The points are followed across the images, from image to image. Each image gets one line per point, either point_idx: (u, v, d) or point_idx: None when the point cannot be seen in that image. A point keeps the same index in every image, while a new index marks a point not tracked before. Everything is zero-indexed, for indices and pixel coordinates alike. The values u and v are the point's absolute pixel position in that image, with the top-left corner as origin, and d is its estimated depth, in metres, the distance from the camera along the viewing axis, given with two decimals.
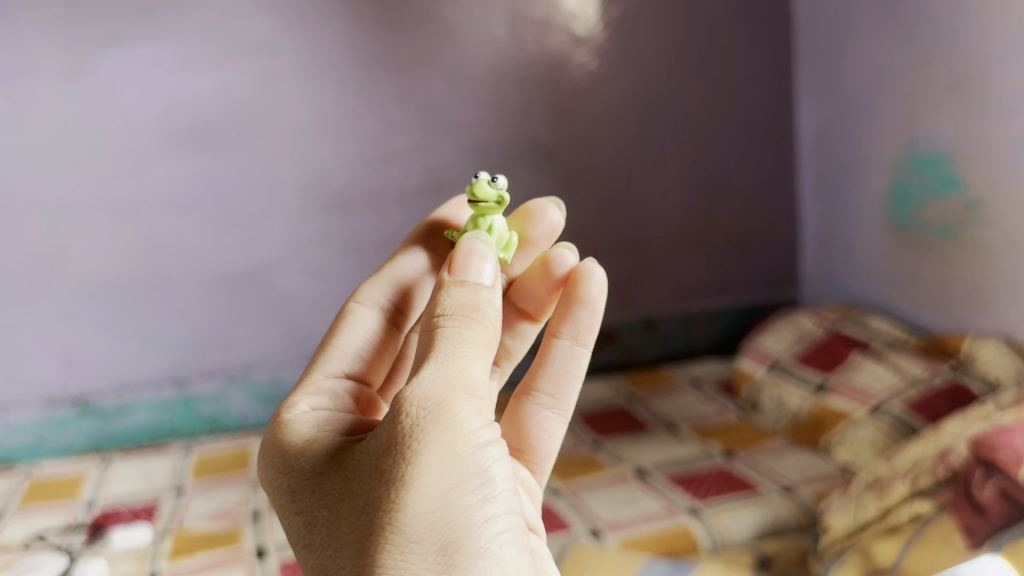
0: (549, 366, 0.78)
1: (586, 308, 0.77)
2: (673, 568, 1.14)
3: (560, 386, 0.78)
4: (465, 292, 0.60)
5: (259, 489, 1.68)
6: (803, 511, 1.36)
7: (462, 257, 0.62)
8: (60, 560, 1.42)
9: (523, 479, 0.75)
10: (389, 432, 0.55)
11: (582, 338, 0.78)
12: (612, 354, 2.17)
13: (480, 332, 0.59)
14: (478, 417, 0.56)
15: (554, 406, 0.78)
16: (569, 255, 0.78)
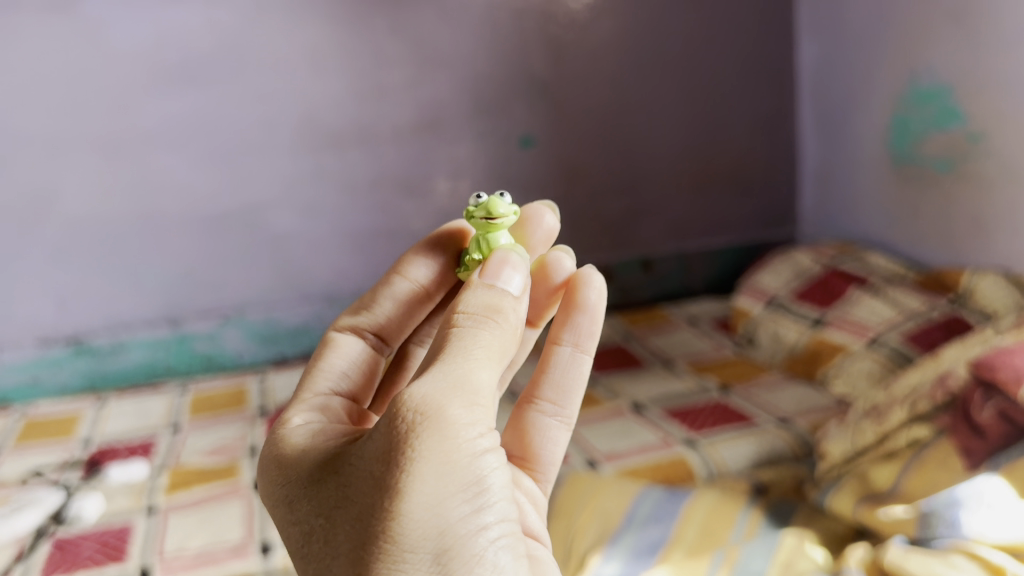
0: (550, 373, 0.72)
1: (586, 313, 0.72)
2: (669, 494, 1.14)
3: (564, 393, 0.72)
4: (490, 295, 0.59)
5: (256, 426, 1.68)
6: (798, 441, 1.36)
7: (494, 265, 0.62)
8: (57, 497, 1.43)
9: (524, 489, 0.69)
10: (383, 440, 0.53)
11: (582, 343, 0.72)
12: (609, 293, 2.17)
13: (496, 336, 0.57)
14: (476, 422, 0.54)
15: (558, 410, 0.72)
16: (566, 260, 0.74)
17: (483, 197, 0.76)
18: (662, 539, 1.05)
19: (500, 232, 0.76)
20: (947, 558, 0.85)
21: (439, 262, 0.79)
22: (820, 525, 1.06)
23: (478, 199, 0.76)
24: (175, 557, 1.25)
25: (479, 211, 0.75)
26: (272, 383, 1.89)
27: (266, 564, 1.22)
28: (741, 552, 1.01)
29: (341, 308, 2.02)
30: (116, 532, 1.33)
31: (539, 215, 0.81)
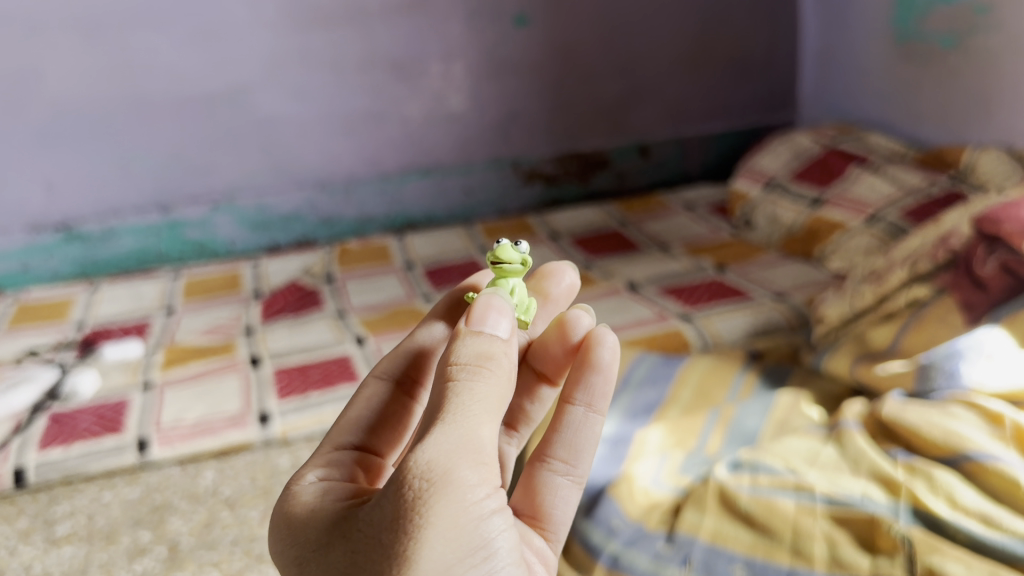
0: (561, 432, 0.62)
1: (599, 372, 0.62)
2: (664, 361, 1.15)
3: (578, 451, 0.63)
4: (480, 341, 0.50)
5: (251, 306, 1.68)
6: (794, 314, 1.36)
7: (478, 307, 0.52)
8: (52, 374, 1.43)
9: (536, 548, 0.59)
10: (391, 504, 0.45)
11: (596, 404, 0.62)
12: (606, 180, 2.18)
13: (492, 386, 0.49)
14: (483, 482, 0.46)
15: (569, 468, 0.62)
16: (586, 317, 0.65)
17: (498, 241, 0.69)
18: (657, 400, 1.07)
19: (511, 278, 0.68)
20: (945, 408, 0.85)
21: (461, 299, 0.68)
22: (816, 386, 1.06)
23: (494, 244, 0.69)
24: (173, 428, 1.26)
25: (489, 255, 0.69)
26: (266, 268, 1.88)
27: (265, 434, 1.24)
28: (736, 410, 1.02)
29: (332, 195, 1.99)
30: (112, 405, 1.33)
31: (561, 272, 0.76)
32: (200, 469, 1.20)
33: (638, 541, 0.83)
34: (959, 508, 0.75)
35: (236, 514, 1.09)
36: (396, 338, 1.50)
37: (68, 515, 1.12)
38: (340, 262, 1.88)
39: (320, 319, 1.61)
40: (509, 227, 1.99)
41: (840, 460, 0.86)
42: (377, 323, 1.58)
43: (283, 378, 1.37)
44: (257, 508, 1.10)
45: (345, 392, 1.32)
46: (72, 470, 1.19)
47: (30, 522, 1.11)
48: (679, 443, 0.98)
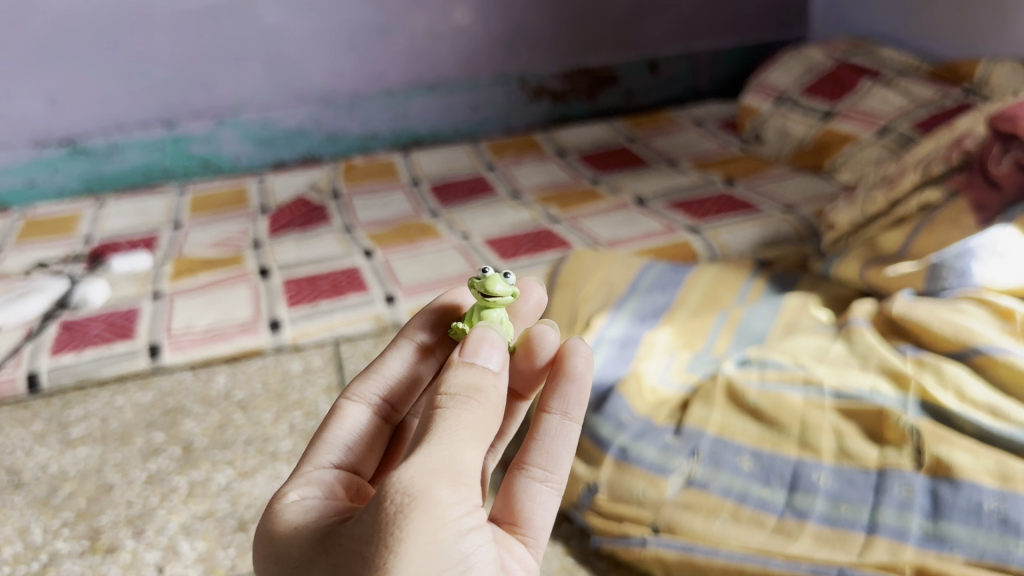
0: (536, 440, 0.54)
1: (573, 381, 0.55)
2: (672, 269, 1.15)
3: (557, 457, 0.54)
4: (470, 373, 0.47)
5: (258, 220, 1.68)
6: (804, 226, 1.35)
7: (473, 341, 0.50)
8: (62, 284, 1.44)
9: (518, 556, 0.50)
10: (372, 519, 0.41)
11: (573, 411, 0.54)
12: (614, 96, 2.17)
13: (479, 416, 0.45)
14: (463, 501, 0.42)
15: (547, 475, 0.54)
16: (551, 332, 0.57)
17: (486, 270, 0.59)
18: (666, 305, 1.08)
19: (499, 311, 0.60)
20: (956, 305, 0.85)
21: (436, 328, 0.61)
22: (825, 289, 1.06)
23: (481, 271, 0.60)
24: (183, 334, 1.27)
25: (477, 286, 0.59)
26: (272, 184, 1.87)
27: (276, 340, 1.25)
28: (744, 313, 1.02)
29: (337, 111, 1.98)
30: (123, 313, 1.34)
31: (528, 287, 0.68)
32: (212, 374, 1.21)
33: (646, 434, 0.85)
34: (967, 402, 0.76)
35: (250, 416, 1.11)
36: (404, 251, 1.50)
37: (81, 417, 1.14)
38: (346, 177, 1.87)
39: (327, 233, 1.61)
40: (517, 144, 1.98)
41: (849, 356, 0.86)
42: (385, 237, 1.57)
43: (293, 288, 1.38)
44: (270, 410, 1.12)
45: (354, 301, 1.33)
46: (85, 374, 1.20)
47: (45, 425, 1.12)
48: (687, 345, 0.99)
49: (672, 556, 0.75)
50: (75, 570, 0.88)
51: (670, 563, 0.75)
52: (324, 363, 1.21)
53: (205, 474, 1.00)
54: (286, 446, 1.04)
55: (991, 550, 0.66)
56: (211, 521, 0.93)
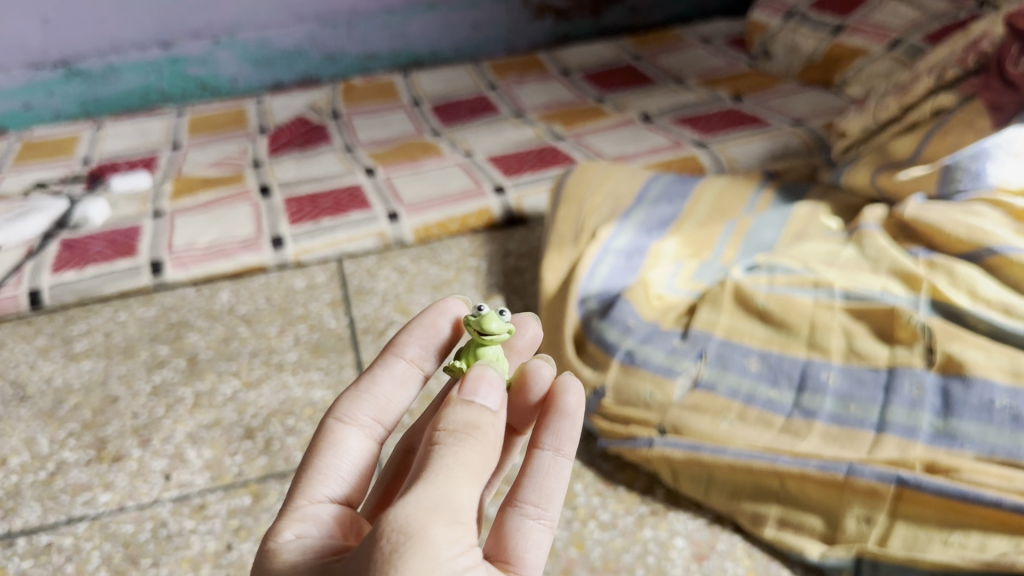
0: (526, 477, 0.49)
1: (565, 417, 0.50)
2: (680, 181, 1.13)
3: (551, 495, 0.48)
4: (469, 410, 0.44)
5: (257, 141, 1.66)
6: (813, 140, 1.33)
7: (471, 379, 0.46)
8: (61, 204, 1.42)
9: None
10: (365, 560, 0.38)
11: (565, 445, 0.49)
12: (618, 14, 2.12)
13: (478, 454, 0.42)
14: (460, 542, 0.39)
15: (540, 513, 0.47)
16: (545, 367, 0.52)
17: (482, 308, 0.56)
18: (673, 216, 1.06)
19: (495, 350, 0.57)
20: (970, 207, 0.84)
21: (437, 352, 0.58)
22: (835, 198, 1.05)
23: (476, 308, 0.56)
24: (185, 251, 1.26)
25: (472, 323, 0.56)
26: (270, 105, 1.84)
27: (279, 258, 1.24)
28: (753, 222, 1.01)
29: (335, 30, 1.93)
30: (124, 231, 1.33)
31: (523, 322, 0.64)
32: (215, 290, 1.20)
33: (652, 339, 0.84)
34: (980, 301, 0.75)
35: (255, 330, 1.10)
36: (406, 169, 1.48)
37: (85, 333, 1.13)
38: (345, 98, 1.84)
39: (327, 153, 1.59)
40: (520, 63, 1.94)
41: (860, 259, 0.85)
42: (386, 156, 1.55)
43: (294, 206, 1.36)
44: (274, 323, 1.11)
45: (357, 218, 1.31)
46: (87, 292, 1.19)
47: (48, 340, 1.12)
48: (694, 254, 0.98)
49: (678, 455, 0.75)
50: (83, 478, 0.88)
51: (677, 462, 0.75)
52: (328, 279, 1.20)
53: (211, 385, 1.00)
54: (292, 357, 1.04)
55: (1001, 446, 0.66)
56: (218, 429, 0.93)
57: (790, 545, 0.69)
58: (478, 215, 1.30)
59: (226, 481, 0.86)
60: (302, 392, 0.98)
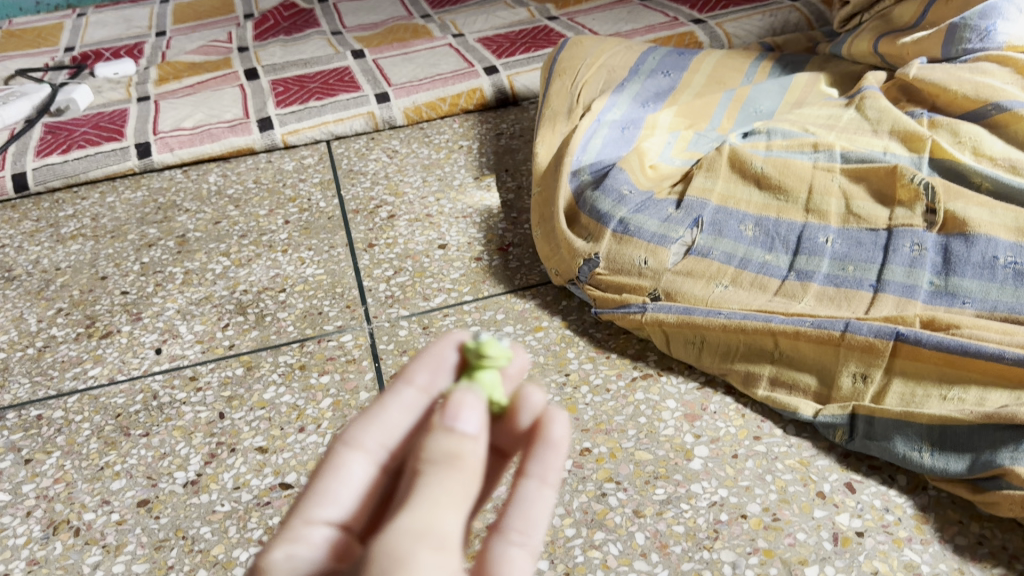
0: (507, 507, 0.35)
1: (545, 449, 0.34)
2: (679, 53, 1.10)
3: (537, 522, 0.34)
4: (449, 424, 0.30)
5: (243, 26, 1.61)
6: (813, 16, 1.29)
7: (453, 401, 0.31)
8: (44, 89, 1.37)
9: None
10: None
11: (553, 476, 0.34)
12: None
13: (462, 482, 0.30)
14: None
15: (525, 542, 0.34)
16: (536, 393, 0.36)
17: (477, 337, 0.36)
18: (670, 88, 1.03)
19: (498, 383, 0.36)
20: (976, 66, 0.82)
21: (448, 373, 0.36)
22: (836, 68, 1.02)
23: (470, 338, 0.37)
24: (172, 133, 1.23)
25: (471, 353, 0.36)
26: None
27: (267, 140, 1.21)
28: (751, 91, 0.98)
29: None
30: (110, 116, 1.30)
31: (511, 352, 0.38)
32: (203, 173, 1.18)
33: (646, 207, 0.82)
34: (984, 159, 0.74)
35: (244, 212, 1.08)
36: (395, 52, 1.44)
37: (72, 216, 1.11)
38: None
39: (315, 37, 1.54)
40: None
41: (861, 121, 0.83)
42: (375, 39, 1.51)
43: (282, 89, 1.33)
44: (263, 205, 1.09)
45: (346, 99, 1.27)
46: (72, 177, 1.17)
47: (35, 224, 1.10)
48: (691, 125, 0.96)
49: (671, 319, 0.74)
50: (73, 354, 0.88)
51: (669, 326, 0.74)
52: (317, 161, 1.18)
53: (201, 263, 0.99)
54: (281, 236, 1.02)
55: (1003, 303, 0.65)
56: (209, 305, 0.92)
57: (784, 404, 0.69)
58: (469, 95, 1.27)
59: (218, 354, 0.85)
60: (293, 269, 0.96)
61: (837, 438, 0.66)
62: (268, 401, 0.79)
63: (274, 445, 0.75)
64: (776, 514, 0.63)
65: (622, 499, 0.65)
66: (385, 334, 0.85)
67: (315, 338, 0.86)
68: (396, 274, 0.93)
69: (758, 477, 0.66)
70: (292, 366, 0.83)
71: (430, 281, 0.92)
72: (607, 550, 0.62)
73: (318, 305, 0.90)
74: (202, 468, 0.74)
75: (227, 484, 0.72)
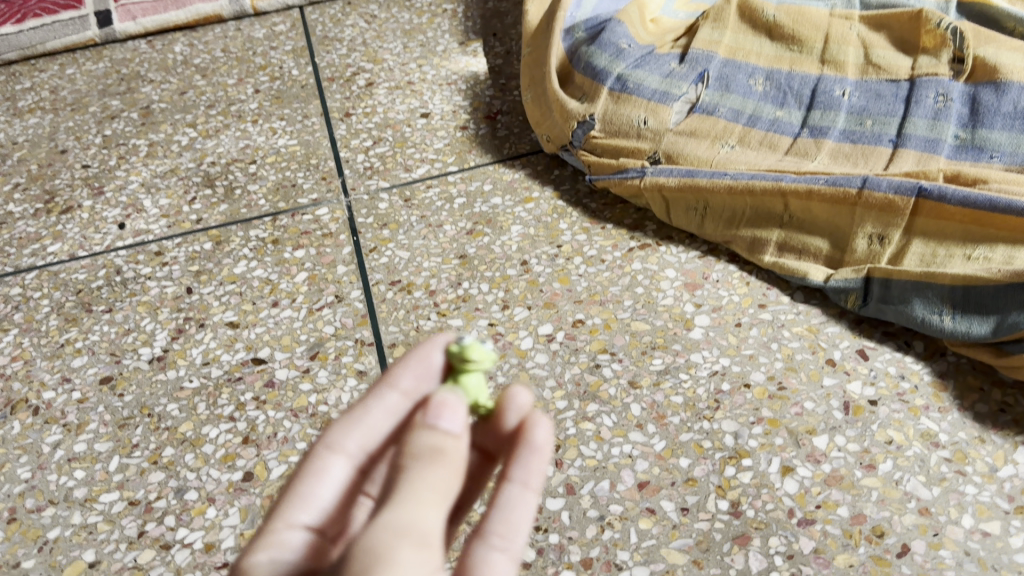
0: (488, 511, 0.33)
1: (531, 453, 0.33)
2: None
3: (520, 525, 0.33)
4: (433, 422, 0.30)
5: None
6: None
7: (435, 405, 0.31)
8: None
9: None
10: None
11: (535, 480, 0.33)
12: None
13: (449, 475, 0.29)
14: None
15: (506, 547, 0.32)
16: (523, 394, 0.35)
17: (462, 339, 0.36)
18: None
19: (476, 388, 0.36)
20: None
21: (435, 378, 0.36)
22: None
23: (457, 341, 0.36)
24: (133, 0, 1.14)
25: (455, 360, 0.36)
26: None
27: (235, 6, 1.13)
28: None
29: None
30: None
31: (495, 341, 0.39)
32: (169, 43, 1.10)
33: (647, 62, 0.76)
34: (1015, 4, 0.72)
35: (212, 82, 1.01)
36: None
37: (29, 90, 1.04)
38: None
39: None
40: None
41: None
42: None
43: None
44: (233, 75, 1.01)
45: None
46: (29, 48, 1.09)
47: None
48: None
49: (672, 184, 0.68)
50: (30, 230, 0.82)
51: (669, 190, 0.68)
52: (290, 29, 1.10)
53: (166, 136, 0.92)
54: (252, 106, 0.95)
55: None
56: (175, 178, 0.86)
57: (792, 270, 0.64)
58: None
59: (185, 228, 0.80)
60: (264, 139, 0.90)
61: (849, 305, 0.62)
62: (239, 276, 0.74)
63: (246, 320, 0.70)
64: (782, 383, 0.59)
65: (617, 370, 0.61)
66: (364, 207, 0.79)
67: (288, 211, 0.80)
68: (375, 144, 0.87)
69: (763, 345, 0.61)
70: (264, 240, 0.77)
71: (411, 151, 0.85)
72: (601, 422, 0.58)
73: (292, 178, 0.84)
74: (169, 344, 0.69)
75: (196, 361, 0.67)
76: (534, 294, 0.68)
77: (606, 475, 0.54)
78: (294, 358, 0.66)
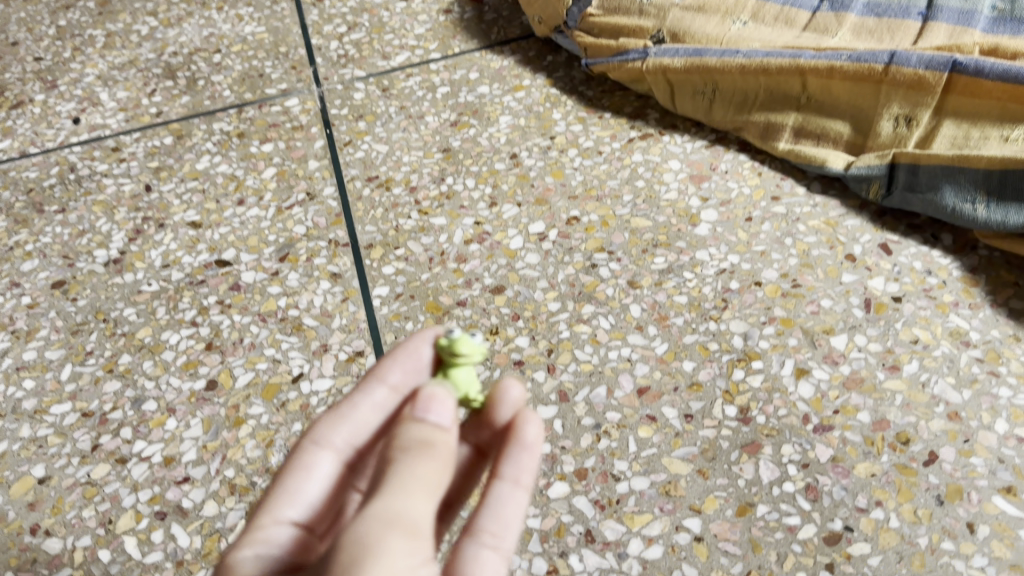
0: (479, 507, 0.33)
1: (520, 451, 0.33)
2: None
3: (511, 521, 0.33)
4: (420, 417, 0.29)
5: None
6: None
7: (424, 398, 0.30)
8: None
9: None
10: None
11: (526, 477, 0.33)
12: None
13: (437, 466, 0.27)
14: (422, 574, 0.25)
15: (498, 544, 0.32)
16: (513, 389, 0.35)
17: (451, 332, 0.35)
18: None
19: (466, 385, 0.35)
20: None
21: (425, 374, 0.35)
22: None
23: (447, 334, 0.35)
24: None
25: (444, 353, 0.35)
26: None
27: None
28: None
29: None
30: None
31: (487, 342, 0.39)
32: None
33: None
34: None
35: None
36: None
37: None
38: None
39: None
40: None
41: None
42: None
43: None
44: None
45: None
46: None
47: None
48: None
49: (678, 65, 0.62)
50: None
51: (674, 71, 0.63)
52: None
53: (124, 25, 0.85)
54: None
55: None
56: (134, 70, 0.79)
57: (809, 158, 0.58)
58: None
59: (145, 122, 0.73)
60: (229, 28, 0.83)
61: (871, 195, 0.56)
62: (202, 172, 0.68)
63: (209, 220, 0.64)
64: (796, 281, 0.53)
65: (616, 270, 0.55)
66: (338, 98, 0.72)
67: (255, 103, 0.73)
68: (350, 31, 0.80)
69: (776, 241, 0.56)
70: (229, 134, 0.71)
71: (389, 38, 0.78)
72: (597, 325, 0.52)
73: (259, 67, 0.77)
74: (126, 246, 0.63)
75: (155, 263, 0.62)
76: (524, 189, 0.62)
77: (603, 380, 0.49)
78: (262, 260, 0.61)
